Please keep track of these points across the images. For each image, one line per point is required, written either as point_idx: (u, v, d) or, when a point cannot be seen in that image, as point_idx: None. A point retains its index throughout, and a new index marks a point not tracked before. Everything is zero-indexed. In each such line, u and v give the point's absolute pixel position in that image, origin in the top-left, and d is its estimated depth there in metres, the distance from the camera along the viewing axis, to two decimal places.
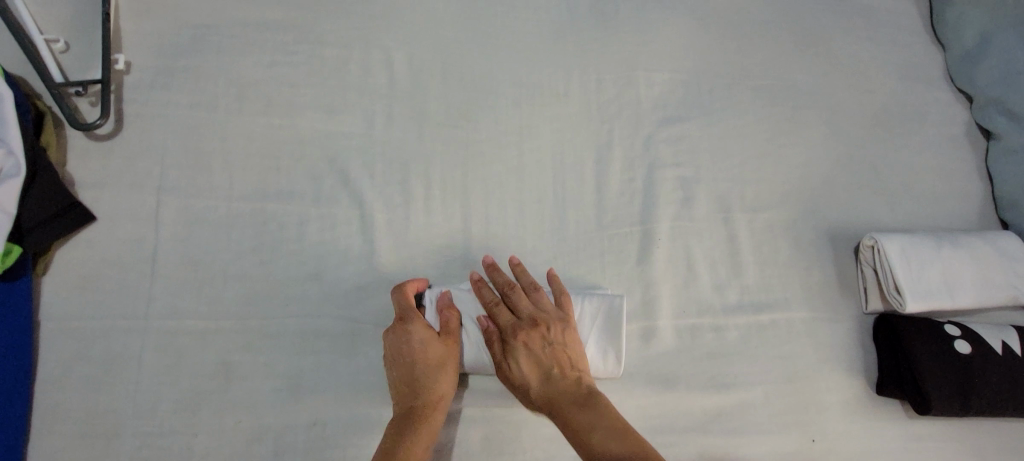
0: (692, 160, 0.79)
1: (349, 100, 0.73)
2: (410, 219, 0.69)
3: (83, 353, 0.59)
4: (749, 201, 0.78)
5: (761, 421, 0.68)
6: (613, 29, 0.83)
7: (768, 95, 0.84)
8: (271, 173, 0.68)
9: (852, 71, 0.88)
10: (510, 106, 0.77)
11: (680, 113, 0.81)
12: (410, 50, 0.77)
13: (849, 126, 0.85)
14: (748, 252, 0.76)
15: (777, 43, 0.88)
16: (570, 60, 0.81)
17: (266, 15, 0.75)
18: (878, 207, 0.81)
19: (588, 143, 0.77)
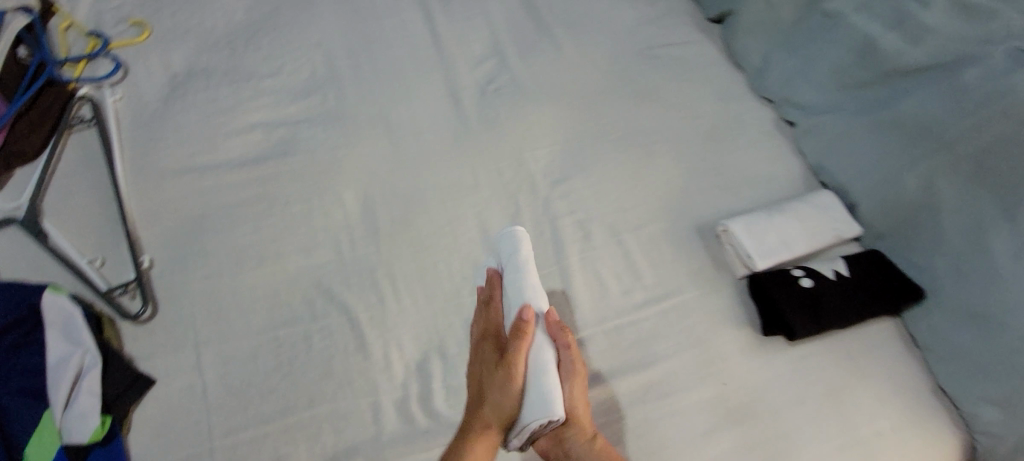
0: (581, 205, 1.05)
1: (319, 237, 0.97)
2: (387, 311, 0.92)
3: None
4: (631, 223, 1.04)
5: (683, 381, 0.90)
6: (497, 128, 1.11)
7: (624, 141, 1.12)
8: (276, 307, 0.91)
9: (680, 106, 1.17)
10: (438, 206, 1.02)
11: (564, 173, 1.08)
12: (354, 188, 1.02)
13: (689, 147, 1.13)
14: (641, 260, 1.01)
15: (621, 102, 1.17)
16: (472, 158, 1.08)
17: (242, 195, 1.00)
18: (726, 199, 1.08)
19: (503, 216, 1.03)
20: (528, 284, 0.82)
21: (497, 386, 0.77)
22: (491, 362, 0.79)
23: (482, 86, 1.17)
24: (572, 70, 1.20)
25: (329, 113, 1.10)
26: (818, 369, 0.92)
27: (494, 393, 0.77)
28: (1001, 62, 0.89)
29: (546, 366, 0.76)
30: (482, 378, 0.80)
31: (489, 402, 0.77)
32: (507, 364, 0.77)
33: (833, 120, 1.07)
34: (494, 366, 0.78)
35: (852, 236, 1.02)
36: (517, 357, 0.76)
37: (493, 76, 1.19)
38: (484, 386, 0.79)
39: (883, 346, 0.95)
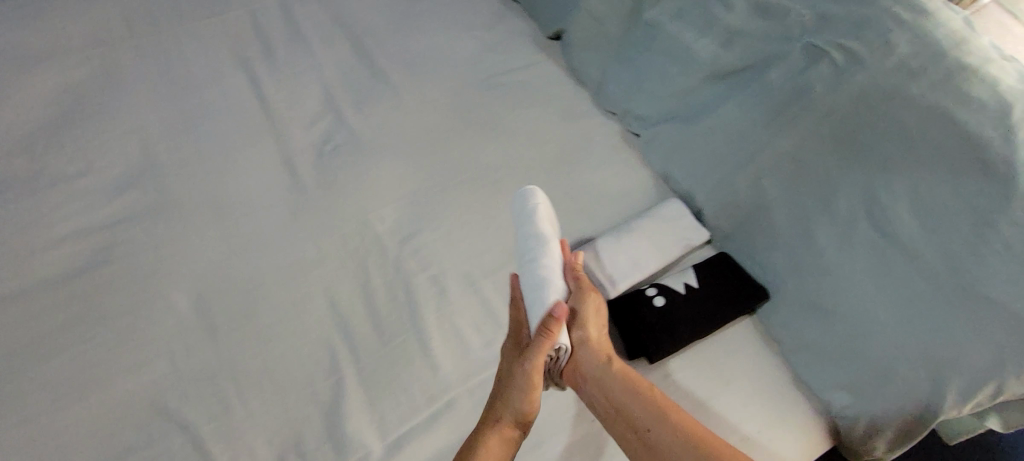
0: (434, 258, 1.01)
1: (150, 351, 0.90)
2: (234, 417, 0.86)
3: None
4: (488, 267, 1.02)
5: (552, 426, 0.90)
6: (338, 189, 1.06)
7: (472, 181, 1.09)
8: (105, 440, 0.82)
9: (527, 133, 1.15)
10: (281, 289, 0.96)
11: (413, 226, 1.04)
12: (186, 287, 0.95)
13: (539, 175, 1.11)
14: (500, 306, 0.99)
15: (466, 139, 1.14)
16: (313, 228, 1.02)
17: (56, 318, 0.90)
18: (581, 222, 1.06)
19: (353, 286, 0.98)
20: (541, 227, 0.93)
21: (517, 384, 0.82)
22: (514, 358, 0.86)
23: (318, 147, 1.11)
24: (412, 114, 1.16)
25: (152, 207, 1.02)
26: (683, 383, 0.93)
27: (515, 389, 0.82)
28: (798, 59, 0.91)
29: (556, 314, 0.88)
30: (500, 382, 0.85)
31: (502, 401, 0.82)
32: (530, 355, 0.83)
33: (669, 129, 1.08)
34: (522, 386, 0.82)
35: (703, 241, 1.03)
36: (540, 352, 0.82)
37: (329, 134, 1.13)
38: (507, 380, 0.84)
39: (743, 347, 0.97)
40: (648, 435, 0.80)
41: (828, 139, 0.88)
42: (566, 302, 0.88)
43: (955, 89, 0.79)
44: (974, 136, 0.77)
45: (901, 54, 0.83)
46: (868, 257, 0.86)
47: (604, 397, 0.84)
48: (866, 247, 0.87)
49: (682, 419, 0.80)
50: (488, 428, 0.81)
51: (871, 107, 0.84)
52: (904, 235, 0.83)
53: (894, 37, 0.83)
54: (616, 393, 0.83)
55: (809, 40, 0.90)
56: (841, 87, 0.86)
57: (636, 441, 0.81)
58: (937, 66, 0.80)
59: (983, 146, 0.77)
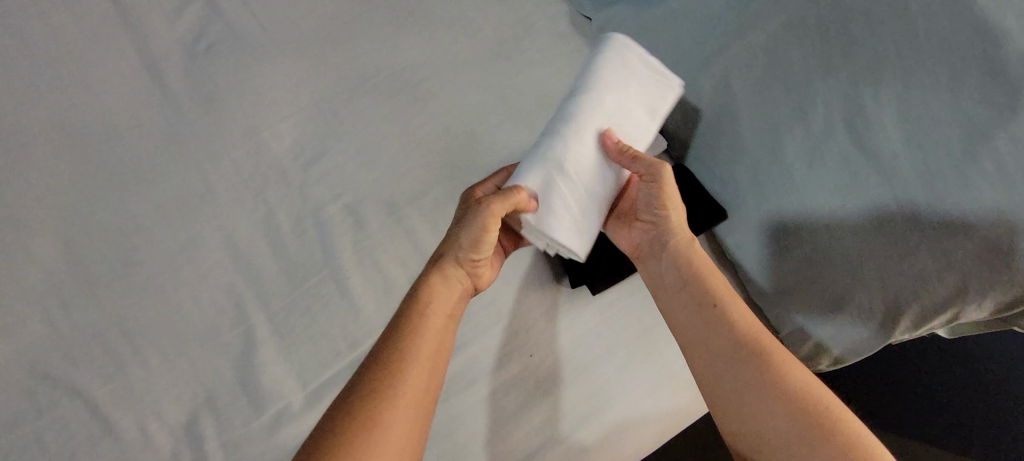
0: (346, 183, 0.86)
1: (16, 312, 0.77)
2: (130, 378, 0.77)
3: None
4: (411, 192, 0.87)
5: (488, 364, 0.83)
6: (219, 102, 0.86)
7: (387, 85, 0.89)
8: None
9: (453, 18, 0.93)
10: (167, 230, 0.82)
11: (318, 146, 0.86)
12: (47, 234, 0.80)
13: (470, 75, 0.92)
14: (428, 236, 0.86)
15: (376, 28, 0.91)
16: (195, 153, 0.84)
17: None
18: (519, 134, 0.91)
19: (252, 222, 0.84)
20: (603, 98, 0.77)
21: (467, 237, 0.72)
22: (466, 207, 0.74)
23: (190, 45, 0.88)
24: None
25: None
26: (630, 312, 0.87)
27: (461, 242, 0.73)
28: None
29: (576, 196, 0.75)
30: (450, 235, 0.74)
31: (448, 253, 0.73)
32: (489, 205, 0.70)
33: (627, 12, 0.88)
34: (473, 237, 0.72)
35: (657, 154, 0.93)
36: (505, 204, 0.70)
37: (202, 26, 0.89)
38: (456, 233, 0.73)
39: None
40: (729, 316, 0.71)
41: (814, 30, 0.71)
42: (590, 178, 0.75)
43: None
44: (990, 31, 0.62)
45: None
46: (839, 174, 0.74)
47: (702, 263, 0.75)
48: (838, 162, 0.74)
49: (749, 321, 0.71)
50: (427, 281, 0.72)
51: None
52: (884, 150, 0.71)
53: None
54: (698, 271, 0.75)
55: None
56: None
57: (692, 338, 0.73)
58: None
59: (997, 44, 0.62)
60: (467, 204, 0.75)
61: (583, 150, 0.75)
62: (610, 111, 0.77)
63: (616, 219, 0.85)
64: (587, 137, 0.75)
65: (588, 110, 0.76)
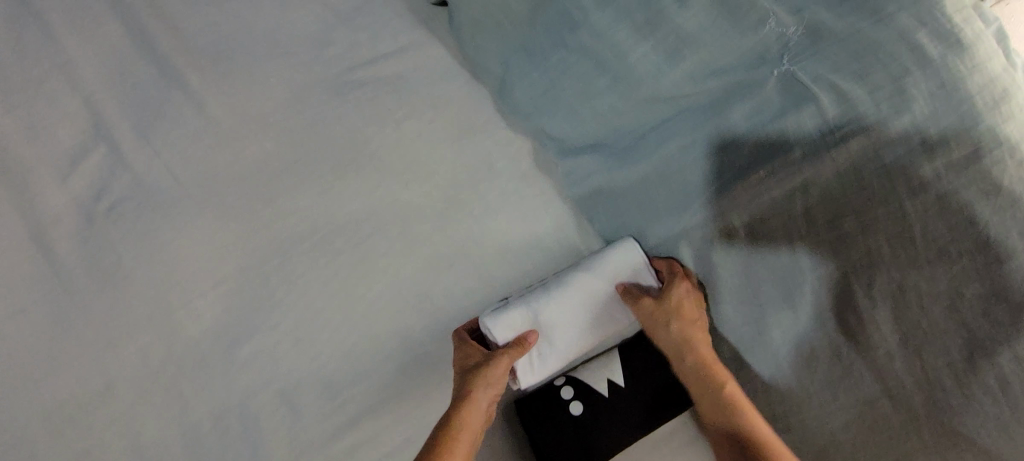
0: (278, 367, 0.74)
1: None
2: None
3: None
4: (356, 369, 0.76)
5: None
6: (123, 275, 0.73)
7: (328, 244, 0.78)
8: None
9: (402, 161, 0.82)
10: (52, 443, 0.67)
11: (245, 322, 0.74)
12: None
13: (423, 224, 0.81)
14: (376, 421, 0.75)
15: (314, 176, 0.80)
16: (91, 340, 0.70)
17: None
18: (480, 293, 0.80)
19: (163, 421, 0.70)
20: (605, 277, 0.75)
21: (483, 381, 0.69)
22: (474, 355, 0.72)
23: (88, 206, 0.75)
24: (231, 143, 0.79)
25: None
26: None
27: (478, 388, 0.68)
28: (772, 94, 0.65)
29: (550, 355, 0.75)
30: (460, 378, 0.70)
31: (461, 398, 0.68)
32: (496, 359, 0.70)
33: (596, 162, 0.79)
34: (487, 386, 0.69)
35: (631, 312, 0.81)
36: (502, 361, 0.70)
37: (103, 182, 0.76)
38: (468, 374, 0.70)
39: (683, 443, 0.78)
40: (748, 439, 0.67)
41: (802, 217, 0.65)
42: (564, 343, 0.75)
43: (977, 175, 0.59)
44: (992, 245, 0.58)
45: (916, 113, 0.59)
46: (828, 368, 0.67)
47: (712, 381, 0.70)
48: (830, 355, 0.67)
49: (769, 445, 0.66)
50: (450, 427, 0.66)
51: (863, 186, 0.61)
52: (878, 349, 0.64)
53: (909, 83, 0.59)
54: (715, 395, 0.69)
55: (790, 69, 0.64)
56: (826, 151, 0.62)
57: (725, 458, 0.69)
58: (960, 139, 0.59)
59: (1001, 259, 0.58)
60: (475, 349, 0.73)
61: (565, 321, 0.74)
62: (592, 298, 0.75)
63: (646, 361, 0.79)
64: (573, 309, 0.74)
65: (586, 284, 0.75)
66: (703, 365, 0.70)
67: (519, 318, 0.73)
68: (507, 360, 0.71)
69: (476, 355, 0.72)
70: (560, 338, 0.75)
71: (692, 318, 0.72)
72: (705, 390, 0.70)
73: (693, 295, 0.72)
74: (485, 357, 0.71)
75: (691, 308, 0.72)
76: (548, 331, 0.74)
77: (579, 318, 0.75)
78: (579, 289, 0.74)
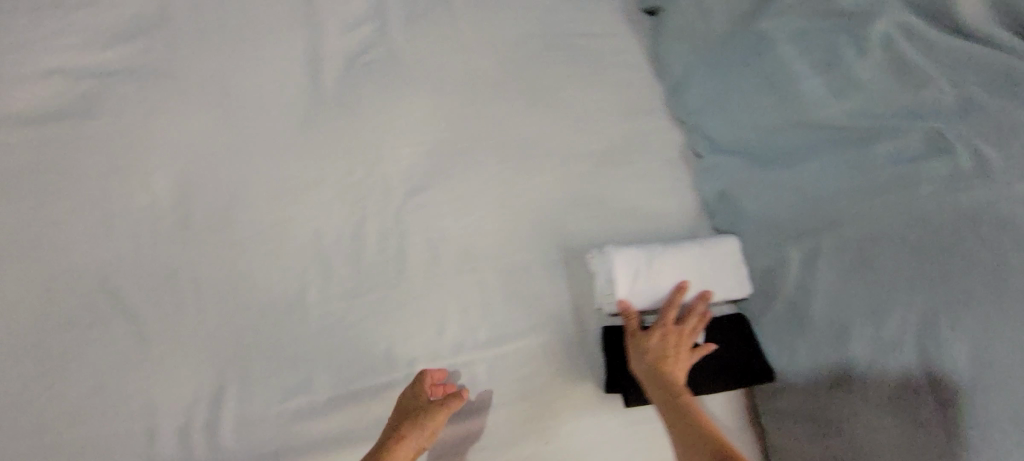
0: (437, 221, 0.92)
1: (116, 226, 0.83)
2: (182, 322, 0.81)
3: None
4: (489, 248, 0.92)
5: (503, 433, 0.85)
6: (356, 111, 0.94)
7: (505, 149, 0.97)
8: (51, 306, 0.79)
9: (581, 111, 1.01)
10: (267, 203, 0.88)
11: (426, 180, 0.94)
12: (170, 170, 0.87)
13: (580, 163, 0.98)
14: (497, 294, 0.91)
15: (513, 97, 1.00)
16: (320, 145, 0.92)
17: (27, 163, 0.84)
18: (606, 231, 0.95)
19: (343, 223, 0.89)
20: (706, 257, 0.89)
21: (415, 428, 0.77)
22: (417, 399, 0.80)
23: (351, 56, 0.99)
24: (463, 51, 1.01)
25: (151, 69, 0.92)
26: (651, 422, 0.88)
27: (411, 431, 0.76)
28: (916, 143, 0.78)
29: (647, 288, 0.87)
30: (399, 418, 0.79)
31: (396, 436, 0.76)
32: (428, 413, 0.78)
33: (737, 163, 0.95)
34: (415, 436, 0.76)
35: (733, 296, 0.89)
36: (431, 415, 0.78)
37: (366, 45, 1.00)
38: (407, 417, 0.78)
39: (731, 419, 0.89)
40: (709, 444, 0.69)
41: (908, 247, 0.76)
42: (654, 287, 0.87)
43: None
44: None
45: None
46: (894, 387, 0.75)
47: (682, 396, 0.76)
48: (898, 376, 0.75)
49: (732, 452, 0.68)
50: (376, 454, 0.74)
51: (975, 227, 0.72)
52: (946, 382, 0.71)
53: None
54: (682, 405, 0.75)
55: (938, 126, 0.77)
56: (951, 197, 0.74)
57: None
58: None
59: None
60: (418, 391, 0.81)
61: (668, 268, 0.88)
62: (695, 262, 0.89)
63: (726, 334, 0.88)
64: (675, 263, 0.88)
65: (687, 252, 0.89)
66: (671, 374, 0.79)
67: (637, 252, 0.88)
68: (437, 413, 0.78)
69: (417, 401, 0.80)
70: (658, 277, 0.87)
71: (676, 340, 0.83)
72: (673, 402, 0.75)
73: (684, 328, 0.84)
74: (422, 407, 0.79)
75: (677, 332, 0.83)
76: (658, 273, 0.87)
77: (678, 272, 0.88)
78: (683, 256, 0.89)
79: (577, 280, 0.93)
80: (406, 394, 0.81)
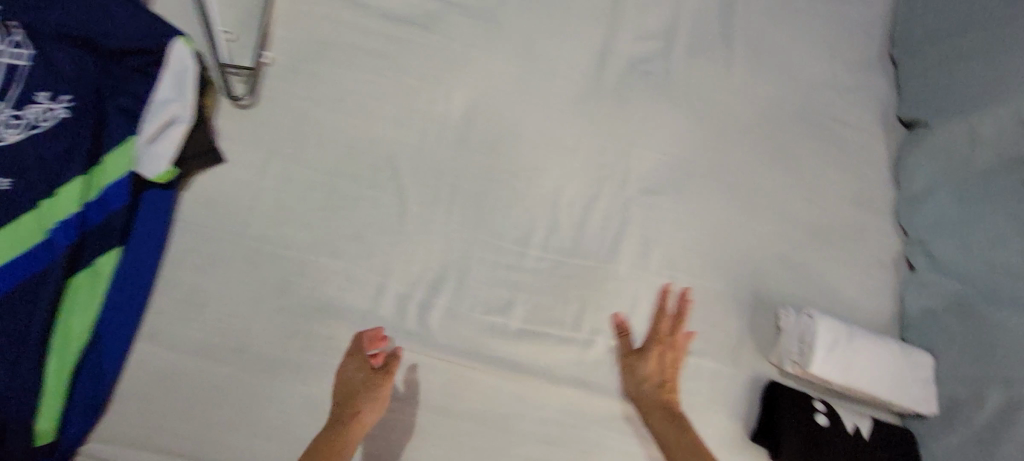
0: (657, 225, 1.00)
1: (413, 120, 0.99)
2: (432, 216, 0.95)
3: (209, 259, 0.87)
4: (692, 267, 1.00)
5: (650, 430, 0.90)
6: (624, 108, 1.06)
7: (736, 189, 1.05)
8: (346, 160, 0.95)
9: (812, 185, 1.08)
10: (529, 151, 1.01)
11: (660, 187, 1.03)
12: (467, 94, 1.02)
13: (797, 230, 1.04)
14: (685, 309, 0.97)
15: (758, 149, 1.08)
16: (585, 123, 1.04)
17: (367, 43, 1.01)
18: (799, 298, 1.00)
19: (581, 193, 1.01)
20: (902, 360, 0.91)
21: (369, 402, 0.79)
22: (359, 372, 0.82)
23: (634, 61, 1.10)
24: (728, 93, 1.11)
25: (480, 9, 1.07)
26: None
27: (362, 401, 0.79)
28: None
29: (840, 361, 0.89)
30: (348, 384, 0.82)
31: (342, 411, 0.79)
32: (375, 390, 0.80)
33: (953, 290, 0.97)
34: (371, 412, 0.79)
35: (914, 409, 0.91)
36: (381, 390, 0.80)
37: (648, 56, 1.11)
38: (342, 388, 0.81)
39: None
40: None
41: None
42: (847, 364, 0.89)
43: None
44: None
45: None
46: None
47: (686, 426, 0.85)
48: None
49: None
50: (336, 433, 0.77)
51: None
52: None
53: None
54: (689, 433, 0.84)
55: None
56: None
57: None
58: None
59: None
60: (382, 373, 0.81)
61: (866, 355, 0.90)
62: (889, 358, 0.91)
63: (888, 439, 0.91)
64: (873, 351, 0.90)
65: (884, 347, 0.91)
66: (648, 398, 0.88)
67: (838, 324, 0.91)
68: (375, 388, 0.80)
69: (365, 374, 0.82)
70: (852, 356, 0.89)
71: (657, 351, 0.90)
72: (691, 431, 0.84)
73: (670, 358, 0.90)
74: (371, 385, 0.80)
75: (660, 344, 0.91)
76: (856, 356, 0.89)
77: (873, 361, 0.90)
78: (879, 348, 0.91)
79: (760, 330, 0.98)
80: (348, 366, 0.83)
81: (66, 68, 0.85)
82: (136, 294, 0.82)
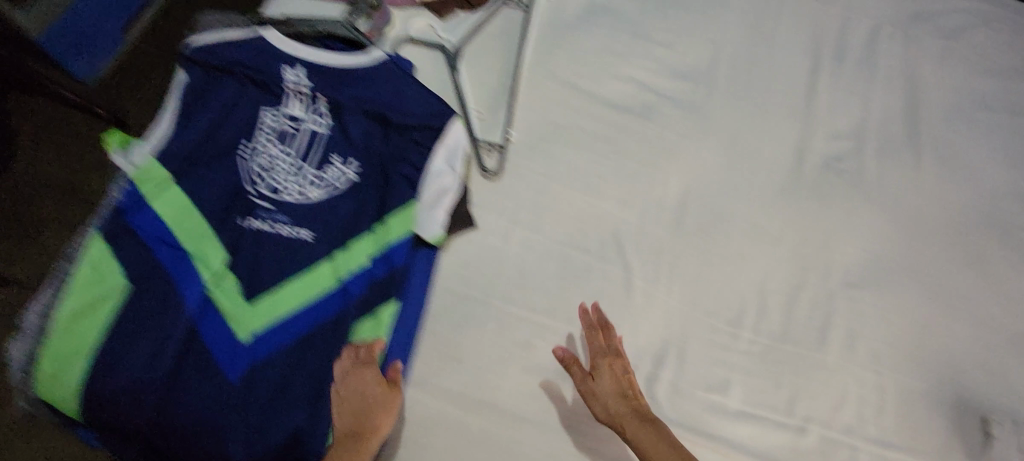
0: (861, 318, 1.05)
1: (636, 200, 1.08)
2: (655, 292, 1.02)
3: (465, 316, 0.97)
4: (896, 363, 1.02)
5: None
6: (824, 203, 1.13)
7: (935, 290, 1.08)
8: (578, 233, 1.04)
9: (1009, 292, 1.10)
10: (740, 237, 1.08)
11: (861, 281, 1.07)
12: (682, 180, 1.11)
13: (996, 336, 1.07)
14: (892, 404, 1.00)
15: (952, 252, 1.12)
16: (789, 215, 1.11)
17: (594, 129, 1.12)
18: (1005, 405, 1.01)
19: (788, 281, 1.06)
20: None
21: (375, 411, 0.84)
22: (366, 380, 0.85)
23: (829, 158, 1.18)
24: (921, 195, 1.16)
25: (691, 102, 1.17)
26: None
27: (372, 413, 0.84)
28: None
29: None
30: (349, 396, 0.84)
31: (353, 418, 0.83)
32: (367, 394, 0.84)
33: None
34: (378, 420, 0.84)
35: None
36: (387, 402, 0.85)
37: (842, 155, 1.18)
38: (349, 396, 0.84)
39: None
40: None
41: None
42: None
43: None
44: None
45: None
46: None
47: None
48: None
49: None
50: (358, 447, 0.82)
51: None
52: None
53: None
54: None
55: None
56: None
57: None
58: None
59: None
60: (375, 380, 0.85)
61: None
62: None
63: None
64: None
65: None
66: (633, 417, 0.85)
67: None
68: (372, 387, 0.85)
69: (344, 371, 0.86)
70: None
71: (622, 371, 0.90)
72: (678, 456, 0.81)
73: (628, 370, 0.90)
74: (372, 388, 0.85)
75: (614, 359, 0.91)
76: None
77: None
78: None
79: (968, 433, 0.99)
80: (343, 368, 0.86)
81: (356, 137, 0.98)
82: (405, 343, 0.92)
